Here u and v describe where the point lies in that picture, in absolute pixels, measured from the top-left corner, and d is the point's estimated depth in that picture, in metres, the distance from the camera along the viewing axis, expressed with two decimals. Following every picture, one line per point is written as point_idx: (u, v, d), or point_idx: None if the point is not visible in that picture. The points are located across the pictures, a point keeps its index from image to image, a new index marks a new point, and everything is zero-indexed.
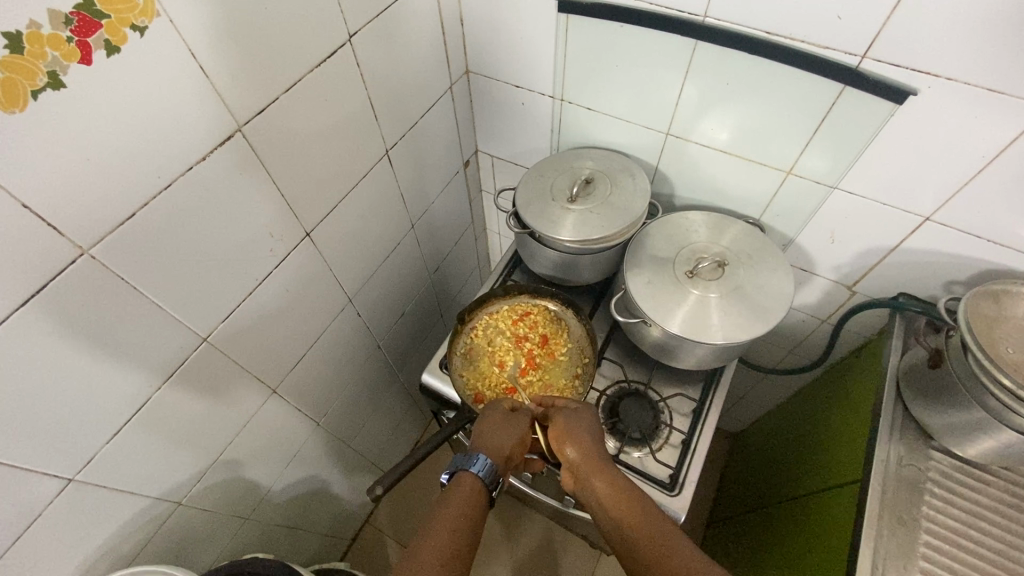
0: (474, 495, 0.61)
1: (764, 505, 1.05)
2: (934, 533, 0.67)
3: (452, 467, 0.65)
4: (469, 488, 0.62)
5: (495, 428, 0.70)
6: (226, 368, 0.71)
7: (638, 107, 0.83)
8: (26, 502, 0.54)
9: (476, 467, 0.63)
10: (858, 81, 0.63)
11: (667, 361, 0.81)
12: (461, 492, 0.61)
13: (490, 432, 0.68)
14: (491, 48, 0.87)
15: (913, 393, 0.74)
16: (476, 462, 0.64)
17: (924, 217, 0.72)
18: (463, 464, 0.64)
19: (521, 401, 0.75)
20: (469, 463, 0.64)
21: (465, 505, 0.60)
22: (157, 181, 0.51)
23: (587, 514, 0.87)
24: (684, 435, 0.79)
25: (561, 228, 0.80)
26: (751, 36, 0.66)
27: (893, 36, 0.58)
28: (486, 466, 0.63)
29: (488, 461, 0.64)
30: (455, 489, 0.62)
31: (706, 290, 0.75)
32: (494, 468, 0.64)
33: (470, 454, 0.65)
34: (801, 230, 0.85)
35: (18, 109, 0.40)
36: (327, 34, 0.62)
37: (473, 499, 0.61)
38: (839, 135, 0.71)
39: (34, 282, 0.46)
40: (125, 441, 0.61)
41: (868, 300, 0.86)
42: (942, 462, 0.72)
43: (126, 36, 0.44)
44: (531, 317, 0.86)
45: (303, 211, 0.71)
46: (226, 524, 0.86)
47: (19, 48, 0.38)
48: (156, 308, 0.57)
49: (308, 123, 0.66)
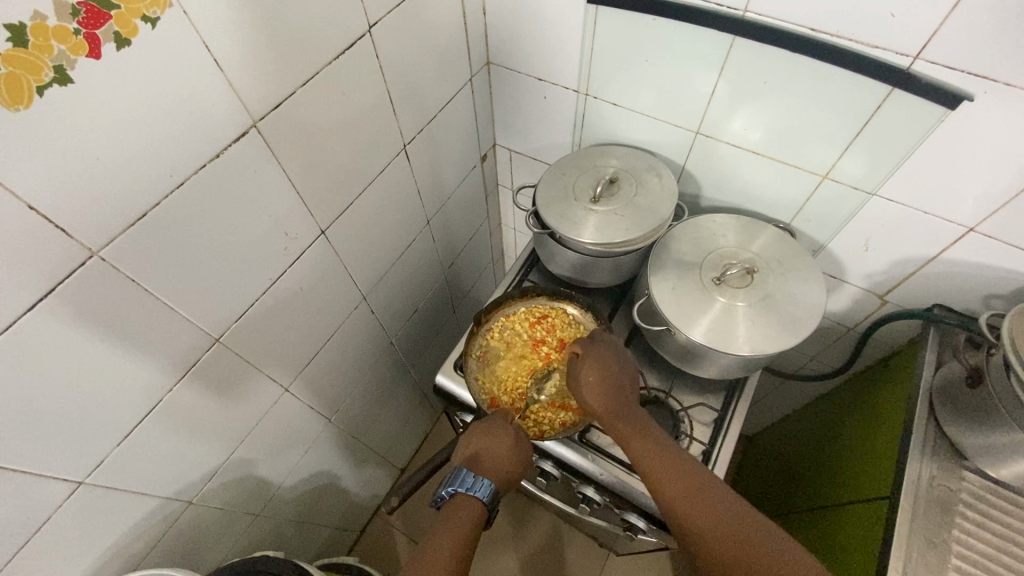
0: (478, 521, 0.68)
1: (784, 515, 1.03)
2: (965, 558, 0.64)
3: (456, 486, 0.70)
4: (473, 511, 0.69)
5: (497, 443, 0.71)
6: (239, 368, 0.69)
7: (667, 103, 0.79)
8: (36, 507, 0.53)
9: (481, 492, 0.70)
10: (908, 84, 0.59)
11: (689, 369, 0.78)
12: (466, 513, 0.68)
13: (497, 454, 0.71)
14: (514, 39, 0.83)
15: (946, 410, 0.71)
16: (482, 488, 0.70)
17: (968, 228, 0.68)
18: (471, 487, 0.69)
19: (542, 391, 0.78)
20: (476, 487, 0.70)
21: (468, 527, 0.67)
22: (169, 180, 0.49)
23: (602, 521, 0.85)
24: (705, 446, 0.77)
25: (582, 229, 0.77)
26: (794, 33, 0.62)
27: (950, 38, 0.54)
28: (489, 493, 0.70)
29: (492, 485, 0.70)
30: (460, 509, 0.68)
31: (733, 299, 0.72)
32: (495, 491, 0.71)
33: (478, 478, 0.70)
34: (834, 237, 0.81)
35: (23, 106, 0.37)
36: (346, 23, 0.59)
37: (477, 522, 0.68)
38: (882, 138, 0.67)
39: (42, 285, 0.44)
40: (137, 444, 0.60)
41: (902, 311, 0.83)
42: (975, 484, 0.69)
43: (136, 27, 0.41)
44: (549, 320, 0.84)
45: (318, 207, 0.68)
46: (238, 521, 0.85)
47: (24, 40, 0.36)
48: (168, 309, 0.55)
49: (325, 118, 0.63)
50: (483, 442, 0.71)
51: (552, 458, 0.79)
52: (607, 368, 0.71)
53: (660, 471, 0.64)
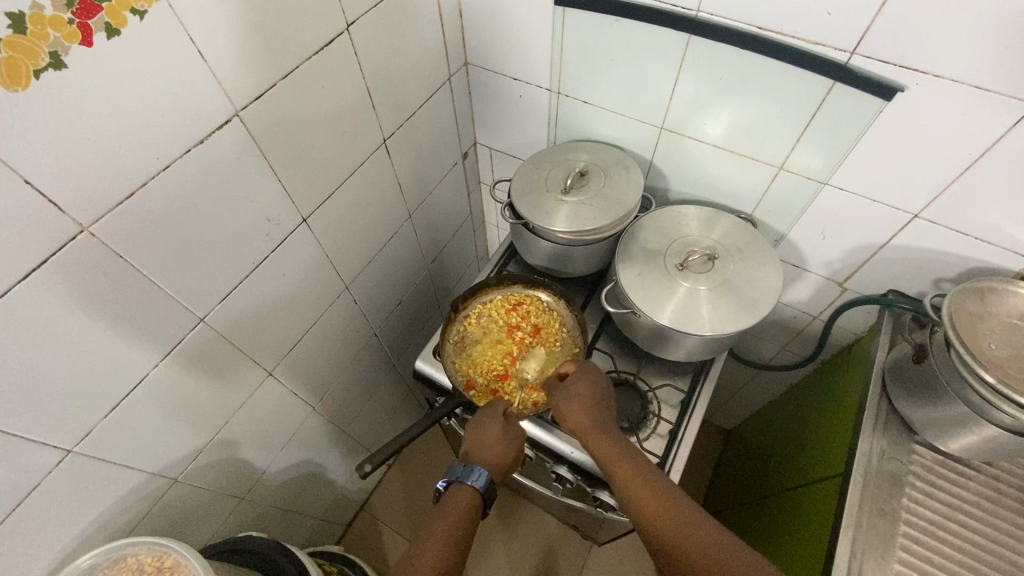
0: (471, 509, 0.70)
1: (755, 500, 1.06)
2: (913, 525, 0.68)
3: (451, 476, 0.73)
4: (466, 499, 0.71)
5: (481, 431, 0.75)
6: (222, 349, 0.72)
7: (634, 100, 0.84)
8: (26, 472, 0.55)
9: (474, 480, 0.72)
10: (848, 77, 0.64)
11: (656, 352, 0.82)
12: (461, 502, 0.70)
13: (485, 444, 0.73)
14: (489, 40, 0.88)
15: (897, 387, 0.75)
16: (474, 476, 0.72)
17: (913, 214, 0.73)
18: (463, 477, 0.72)
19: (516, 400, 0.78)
20: (469, 476, 0.72)
21: (461, 514, 0.69)
22: (156, 162, 0.53)
23: (576, 502, 0.88)
24: (672, 425, 0.81)
25: (553, 218, 0.81)
26: (745, 31, 0.67)
27: (882, 34, 0.59)
28: (482, 481, 0.72)
29: (485, 473, 0.72)
30: (455, 498, 0.71)
31: (695, 283, 0.76)
32: (490, 480, 0.73)
33: (469, 467, 0.73)
34: (793, 226, 0.85)
35: (20, 87, 0.41)
36: (325, 22, 0.64)
37: (472, 509, 0.70)
38: (830, 130, 0.71)
39: (35, 256, 0.47)
40: (123, 417, 0.63)
41: (858, 297, 0.87)
42: (925, 456, 0.73)
43: (125, 19, 0.45)
44: (524, 307, 0.88)
45: (300, 196, 0.72)
46: (223, 504, 0.88)
47: (22, 28, 0.40)
48: (154, 286, 0.59)
49: (305, 110, 0.67)
50: (472, 428, 0.75)
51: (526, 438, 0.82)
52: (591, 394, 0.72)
53: (647, 502, 0.63)
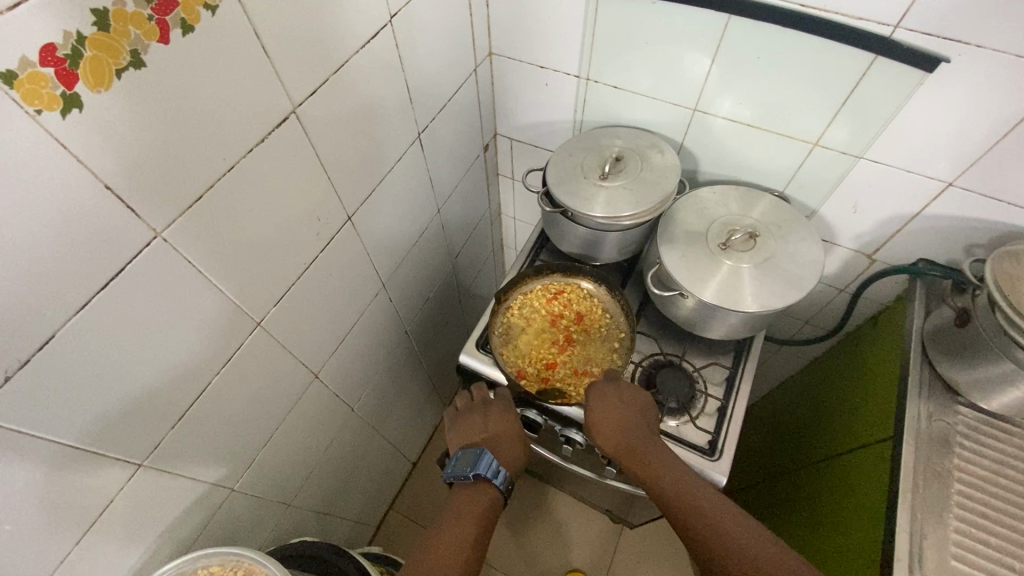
0: (492, 508, 0.74)
1: (787, 473, 1.09)
2: (965, 482, 0.70)
3: (479, 470, 0.74)
4: (491, 498, 0.75)
5: (475, 427, 0.81)
6: (274, 353, 0.71)
7: (666, 83, 0.84)
8: (100, 487, 0.55)
9: (499, 480, 0.75)
10: (891, 51, 0.65)
11: (700, 331, 0.83)
12: (485, 500, 0.74)
13: (499, 442, 0.79)
14: (516, 29, 0.87)
15: (938, 351, 0.78)
16: (499, 474, 0.76)
17: (947, 183, 0.75)
18: (490, 474, 0.75)
19: (557, 390, 0.80)
20: (496, 475, 0.75)
21: (487, 509, 0.74)
22: (222, 163, 0.52)
23: (625, 483, 0.89)
24: (720, 402, 0.82)
25: (593, 204, 0.81)
26: (785, 10, 0.68)
27: (926, 7, 0.60)
28: (504, 477, 0.77)
29: (507, 474, 0.77)
30: (479, 494, 0.74)
31: (739, 262, 0.77)
32: (508, 480, 0.77)
33: (497, 466, 0.76)
34: (825, 201, 0.87)
35: (103, 88, 0.39)
36: (372, 14, 0.62)
37: (493, 508, 0.75)
38: (866, 105, 0.73)
39: (115, 264, 0.46)
40: (186, 427, 0.62)
41: (888, 267, 0.89)
42: (969, 416, 0.76)
43: (199, 15, 0.43)
44: (564, 295, 0.88)
45: (346, 193, 0.71)
46: (270, 512, 0.87)
47: (106, 25, 0.38)
48: (218, 291, 0.58)
49: (351, 105, 0.66)
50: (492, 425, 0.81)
51: (577, 424, 0.81)
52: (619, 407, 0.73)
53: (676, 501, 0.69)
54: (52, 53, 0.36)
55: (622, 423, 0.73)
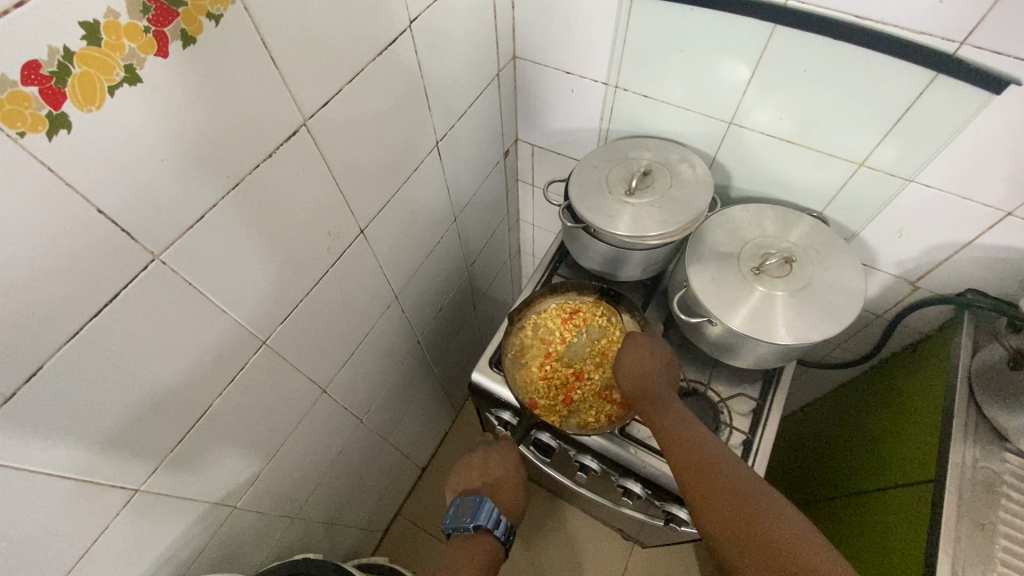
0: (493, 558, 0.71)
1: (813, 504, 1.04)
2: (1013, 538, 0.65)
3: (479, 520, 0.71)
4: (492, 549, 0.71)
5: (475, 469, 0.80)
6: (280, 370, 0.68)
7: (701, 94, 0.79)
8: (94, 514, 0.52)
9: (499, 530, 0.72)
10: (955, 68, 0.59)
11: (726, 359, 0.78)
12: (486, 549, 0.71)
13: (498, 489, 0.78)
14: (543, 32, 0.82)
15: (987, 392, 0.72)
16: (499, 523, 0.73)
17: (1006, 212, 0.69)
18: (490, 523, 0.71)
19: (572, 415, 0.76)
20: (496, 524, 0.72)
21: (488, 560, 0.70)
22: (226, 181, 0.49)
23: (641, 513, 0.85)
24: (745, 436, 0.77)
25: (618, 222, 0.77)
26: (837, 20, 0.62)
27: (997, 23, 0.55)
28: (505, 527, 0.74)
29: (507, 523, 0.74)
30: (479, 543, 0.71)
31: (772, 289, 0.72)
32: (509, 528, 0.74)
33: (496, 515, 0.73)
34: (867, 224, 0.82)
35: (93, 106, 0.36)
36: (390, 19, 0.59)
37: (493, 560, 0.71)
38: (920, 126, 0.67)
39: (108, 290, 0.43)
40: (187, 449, 0.59)
41: (932, 297, 0.84)
42: (1018, 465, 0.69)
43: (201, 25, 0.40)
44: (580, 315, 0.84)
45: (359, 206, 0.68)
46: (274, 525, 0.85)
47: (96, 39, 0.35)
48: (221, 311, 0.55)
49: (365, 115, 0.62)
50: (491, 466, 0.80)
51: (592, 451, 0.78)
52: (648, 359, 0.74)
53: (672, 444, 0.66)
54: (36, 71, 0.33)
55: (647, 375, 0.73)
